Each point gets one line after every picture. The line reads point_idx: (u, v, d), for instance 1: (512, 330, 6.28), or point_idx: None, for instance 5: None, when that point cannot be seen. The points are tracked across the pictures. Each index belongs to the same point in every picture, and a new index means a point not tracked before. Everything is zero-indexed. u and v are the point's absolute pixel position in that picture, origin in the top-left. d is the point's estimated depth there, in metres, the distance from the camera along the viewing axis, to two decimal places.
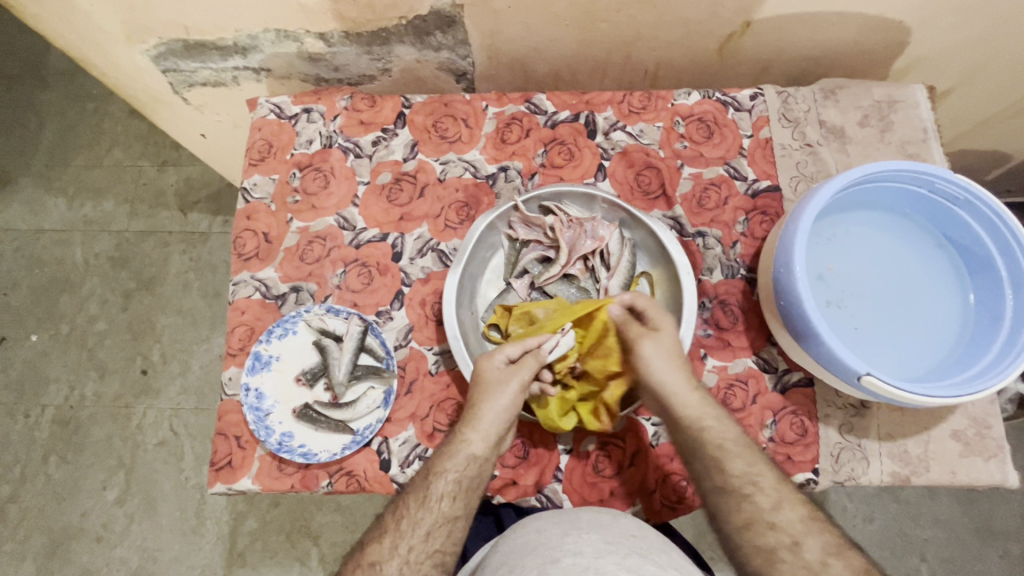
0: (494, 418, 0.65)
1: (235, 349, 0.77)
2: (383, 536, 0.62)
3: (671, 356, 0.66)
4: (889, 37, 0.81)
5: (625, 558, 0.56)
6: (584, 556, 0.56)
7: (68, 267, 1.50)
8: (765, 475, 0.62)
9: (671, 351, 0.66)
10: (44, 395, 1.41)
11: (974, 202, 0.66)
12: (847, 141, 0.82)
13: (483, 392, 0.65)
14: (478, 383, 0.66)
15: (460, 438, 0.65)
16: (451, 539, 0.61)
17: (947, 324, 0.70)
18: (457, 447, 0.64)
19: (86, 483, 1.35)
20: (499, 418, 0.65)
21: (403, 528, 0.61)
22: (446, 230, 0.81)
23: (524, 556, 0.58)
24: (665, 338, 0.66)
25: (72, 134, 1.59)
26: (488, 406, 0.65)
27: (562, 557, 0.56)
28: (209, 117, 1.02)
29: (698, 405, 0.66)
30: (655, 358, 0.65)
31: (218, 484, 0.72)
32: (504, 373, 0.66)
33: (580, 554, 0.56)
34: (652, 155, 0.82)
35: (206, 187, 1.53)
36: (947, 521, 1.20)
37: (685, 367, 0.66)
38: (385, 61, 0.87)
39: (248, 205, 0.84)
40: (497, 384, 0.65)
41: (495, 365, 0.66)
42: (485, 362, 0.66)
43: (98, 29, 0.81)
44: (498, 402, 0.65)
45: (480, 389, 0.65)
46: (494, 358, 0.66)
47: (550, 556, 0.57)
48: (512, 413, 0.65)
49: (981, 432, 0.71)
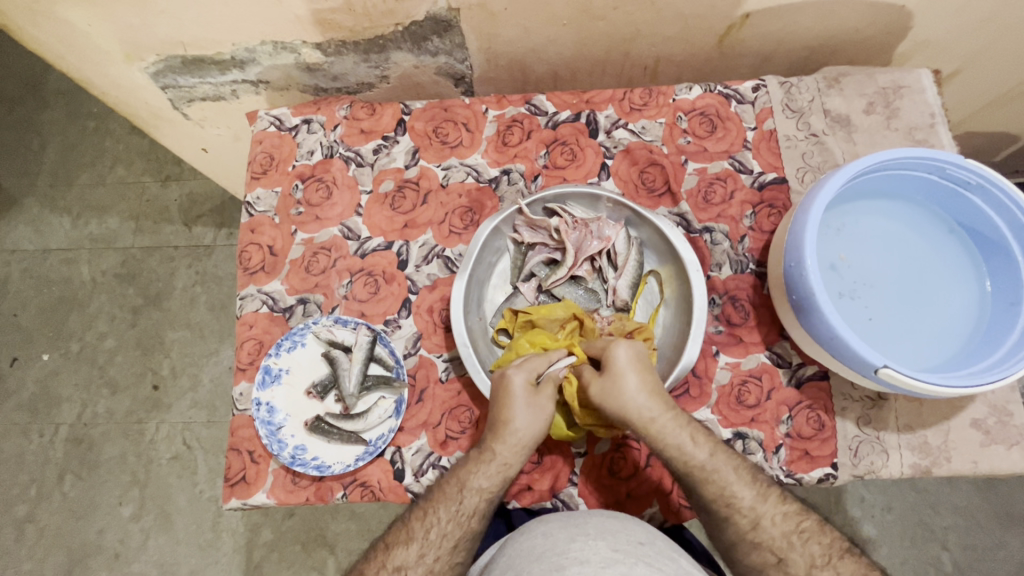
0: (523, 437, 0.63)
1: (245, 363, 0.77)
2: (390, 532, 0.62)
3: (633, 386, 0.63)
4: (891, 22, 0.80)
5: (630, 568, 0.55)
6: (591, 565, 0.55)
7: (76, 285, 1.51)
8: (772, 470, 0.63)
9: (625, 384, 0.63)
10: (57, 413, 1.42)
11: (987, 187, 0.65)
12: (853, 129, 0.81)
13: (510, 407, 0.63)
14: (506, 398, 0.64)
15: (490, 455, 0.64)
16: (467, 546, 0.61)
17: (963, 312, 0.69)
18: (490, 465, 0.63)
19: (102, 500, 1.36)
20: (529, 434, 0.64)
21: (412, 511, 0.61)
22: (450, 236, 0.80)
23: (530, 563, 0.58)
24: (622, 370, 0.64)
25: (74, 153, 1.59)
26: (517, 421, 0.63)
27: (568, 565, 0.55)
28: (209, 131, 1.02)
29: (668, 427, 0.63)
30: (604, 398, 0.64)
31: (233, 499, 0.72)
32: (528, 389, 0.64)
33: (587, 563, 0.55)
34: (655, 152, 0.82)
35: (208, 201, 1.54)
36: (966, 508, 1.19)
37: (654, 395, 0.64)
38: (383, 68, 0.87)
39: (252, 218, 0.84)
40: (526, 399, 0.64)
41: (521, 378, 0.64)
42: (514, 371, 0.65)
43: (95, 48, 0.81)
44: (523, 415, 0.63)
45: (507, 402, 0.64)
46: (521, 373, 0.64)
47: (557, 563, 0.56)
48: (539, 431, 0.64)
49: (1003, 420, 0.70)
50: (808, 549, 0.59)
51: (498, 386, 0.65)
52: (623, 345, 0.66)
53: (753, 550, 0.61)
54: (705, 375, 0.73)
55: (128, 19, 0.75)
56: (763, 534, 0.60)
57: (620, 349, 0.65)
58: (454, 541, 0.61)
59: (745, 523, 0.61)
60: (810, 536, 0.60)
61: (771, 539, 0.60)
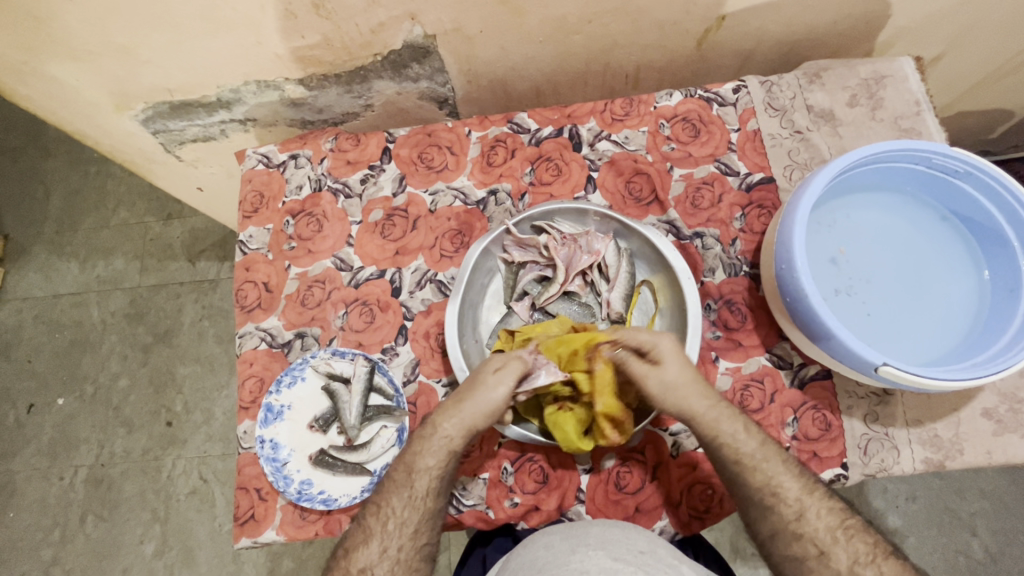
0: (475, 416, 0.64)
1: (247, 401, 0.78)
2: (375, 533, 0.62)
3: (682, 377, 0.64)
4: (870, 12, 0.79)
5: None
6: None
7: (87, 328, 1.53)
8: (777, 473, 0.62)
9: (677, 373, 0.64)
10: (75, 456, 1.44)
11: (975, 173, 0.64)
12: (837, 123, 0.81)
13: (482, 412, 0.64)
14: (469, 382, 0.65)
15: (446, 434, 0.64)
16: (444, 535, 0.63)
17: (963, 301, 0.68)
18: (430, 435, 0.65)
19: (124, 538, 1.37)
20: (478, 416, 0.64)
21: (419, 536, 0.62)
22: (442, 260, 0.81)
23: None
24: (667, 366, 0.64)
25: (78, 198, 1.63)
26: (468, 405, 0.64)
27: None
28: (203, 171, 1.04)
29: (717, 412, 0.64)
30: (663, 389, 0.64)
31: (244, 538, 0.72)
32: (491, 383, 0.64)
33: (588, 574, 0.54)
34: (640, 161, 0.82)
35: (210, 235, 1.56)
36: (994, 492, 1.16)
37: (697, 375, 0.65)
38: (366, 98, 0.88)
39: (246, 256, 0.85)
40: (488, 385, 0.64)
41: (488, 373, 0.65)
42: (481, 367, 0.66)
43: (86, 101, 0.83)
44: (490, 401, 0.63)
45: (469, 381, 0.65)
46: (491, 368, 0.65)
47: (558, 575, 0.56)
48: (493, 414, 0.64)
49: (1014, 408, 0.68)
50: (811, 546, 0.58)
51: (456, 396, 0.65)
52: (667, 337, 0.65)
53: (796, 545, 0.59)
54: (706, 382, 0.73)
55: (113, 70, 0.77)
56: (795, 525, 0.60)
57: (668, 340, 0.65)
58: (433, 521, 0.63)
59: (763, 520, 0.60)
60: (853, 534, 0.59)
61: (826, 535, 0.59)
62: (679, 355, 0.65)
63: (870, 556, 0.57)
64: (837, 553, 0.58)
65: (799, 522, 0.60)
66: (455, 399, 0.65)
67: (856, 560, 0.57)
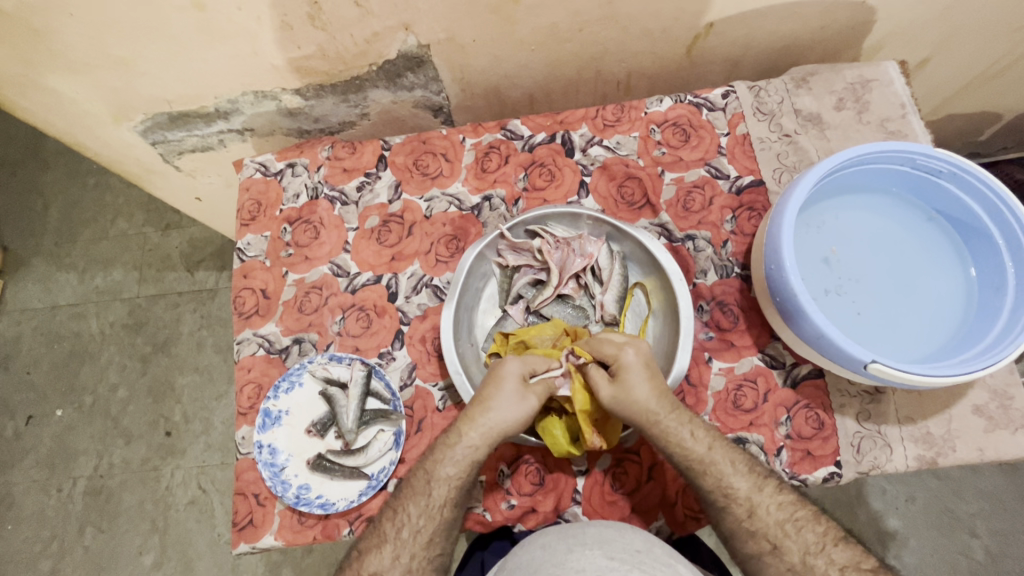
0: (497, 422, 0.64)
1: (246, 407, 0.78)
2: (371, 545, 0.63)
3: (643, 392, 0.63)
4: (854, 18, 0.81)
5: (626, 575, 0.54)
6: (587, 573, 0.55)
7: (86, 338, 1.54)
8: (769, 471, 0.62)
9: (640, 384, 0.63)
10: (74, 467, 1.44)
11: (958, 173, 0.66)
12: (824, 126, 0.82)
13: (511, 421, 0.64)
14: (494, 381, 0.65)
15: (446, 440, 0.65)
16: (440, 537, 0.64)
17: (951, 299, 0.69)
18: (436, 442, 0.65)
19: (122, 550, 1.37)
20: (501, 422, 0.64)
21: (418, 537, 0.63)
22: (438, 265, 0.82)
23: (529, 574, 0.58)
24: (631, 378, 0.64)
25: (77, 210, 1.64)
26: (495, 410, 0.64)
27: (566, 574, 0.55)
28: (201, 181, 1.05)
29: None
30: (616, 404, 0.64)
31: (242, 543, 0.72)
32: (518, 388, 0.65)
33: (584, 572, 0.55)
34: (632, 165, 0.83)
35: (209, 245, 1.57)
36: (992, 492, 1.16)
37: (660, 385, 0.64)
38: (362, 107, 0.89)
39: (244, 264, 0.86)
40: (513, 390, 0.65)
41: (513, 372, 0.65)
42: (501, 373, 0.66)
43: (86, 113, 0.85)
44: (507, 409, 0.64)
45: (495, 381, 0.65)
46: (518, 364, 0.66)
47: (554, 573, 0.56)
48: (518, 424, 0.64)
49: (1005, 405, 0.69)
50: (802, 542, 0.59)
51: (479, 399, 0.65)
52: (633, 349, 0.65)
53: (751, 542, 0.61)
54: (700, 382, 0.74)
55: (112, 82, 0.78)
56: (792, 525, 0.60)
57: (634, 351, 0.65)
58: (426, 527, 0.63)
59: (757, 518, 0.61)
60: (802, 526, 0.60)
61: (788, 536, 0.60)
62: (643, 369, 0.64)
63: (819, 547, 0.59)
64: (789, 546, 0.59)
65: (762, 519, 0.61)
66: (478, 400, 0.65)
67: (822, 552, 0.58)
